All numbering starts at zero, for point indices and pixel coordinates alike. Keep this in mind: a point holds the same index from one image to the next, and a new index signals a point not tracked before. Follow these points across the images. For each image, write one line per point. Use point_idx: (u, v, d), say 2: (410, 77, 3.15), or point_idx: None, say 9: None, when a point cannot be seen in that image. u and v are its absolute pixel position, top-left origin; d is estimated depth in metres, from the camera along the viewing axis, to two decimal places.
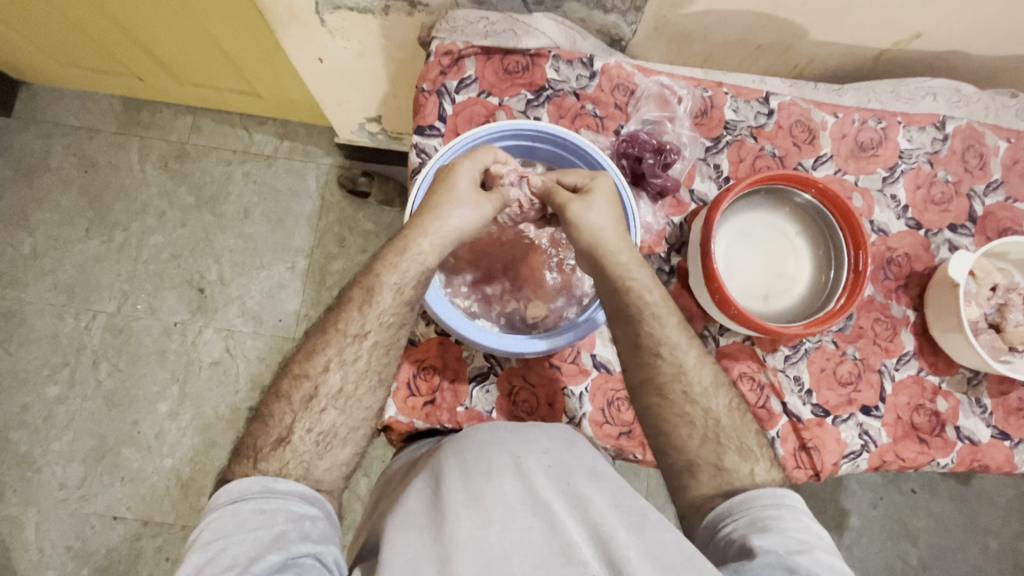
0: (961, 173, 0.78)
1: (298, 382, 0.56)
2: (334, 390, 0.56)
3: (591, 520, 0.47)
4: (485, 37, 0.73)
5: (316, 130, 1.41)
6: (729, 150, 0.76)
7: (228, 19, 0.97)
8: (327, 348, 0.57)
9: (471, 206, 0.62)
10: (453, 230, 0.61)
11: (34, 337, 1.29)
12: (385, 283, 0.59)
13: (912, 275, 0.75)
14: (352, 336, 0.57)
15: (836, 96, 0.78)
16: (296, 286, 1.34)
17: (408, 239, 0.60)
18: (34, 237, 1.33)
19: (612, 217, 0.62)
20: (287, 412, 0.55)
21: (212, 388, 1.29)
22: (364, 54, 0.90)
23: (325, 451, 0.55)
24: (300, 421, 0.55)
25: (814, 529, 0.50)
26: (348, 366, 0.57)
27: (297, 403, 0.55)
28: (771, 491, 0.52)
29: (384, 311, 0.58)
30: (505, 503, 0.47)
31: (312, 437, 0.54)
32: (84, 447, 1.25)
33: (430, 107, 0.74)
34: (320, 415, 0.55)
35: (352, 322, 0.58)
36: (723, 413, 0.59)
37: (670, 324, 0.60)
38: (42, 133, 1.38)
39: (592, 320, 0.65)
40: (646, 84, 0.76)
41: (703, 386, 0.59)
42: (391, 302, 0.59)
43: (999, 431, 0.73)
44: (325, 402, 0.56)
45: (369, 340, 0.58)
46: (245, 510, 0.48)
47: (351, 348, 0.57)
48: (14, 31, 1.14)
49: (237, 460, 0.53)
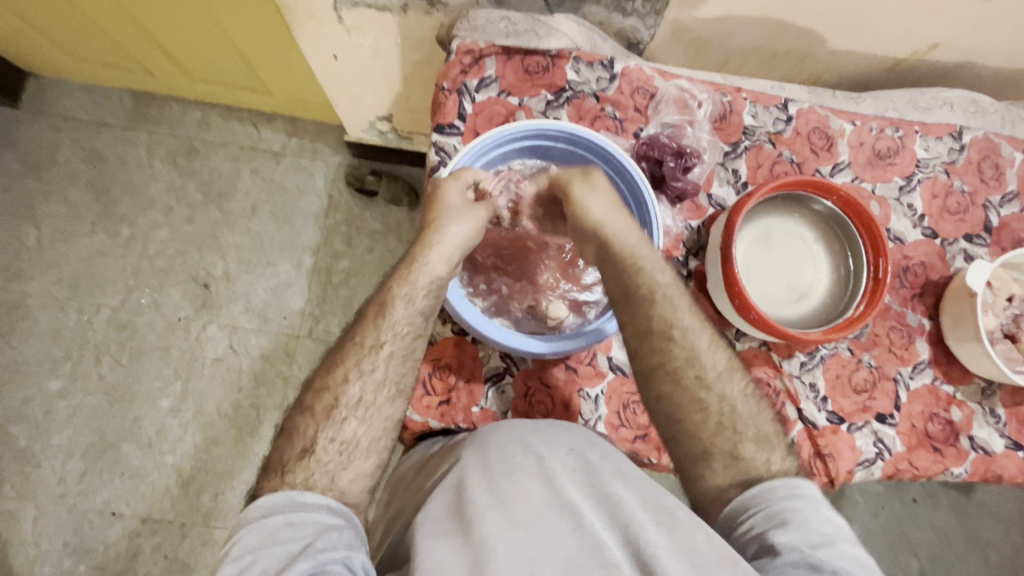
0: (976, 184, 0.78)
1: (320, 395, 0.56)
2: (354, 399, 0.55)
3: (618, 521, 0.47)
4: (506, 37, 0.73)
5: (325, 128, 1.41)
6: (748, 156, 0.76)
7: (242, 14, 0.96)
8: (346, 361, 0.57)
9: (467, 215, 0.64)
10: (456, 240, 0.63)
11: (36, 331, 1.28)
12: (396, 295, 0.59)
13: (927, 284, 0.75)
14: (368, 347, 0.57)
15: (854, 104, 0.79)
16: (301, 284, 1.33)
17: (414, 255, 0.61)
18: (38, 229, 1.32)
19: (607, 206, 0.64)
20: (311, 425, 0.54)
21: (215, 385, 1.28)
22: (380, 53, 0.90)
23: (348, 461, 0.53)
24: (322, 431, 0.54)
25: (834, 518, 0.49)
26: (366, 377, 0.56)
27: (319, 415, 0.55)
28: (787, 483, 0.52)
29: (396, 321, 0.58)
30: (530, 503, 0.47)
31: (336, 446, 0.53)
32: (85, 443, 1.24)
33: (450, 106, 0.74)
34: (342, 425, 0.54)
35: (368, 335, 0.57)
36: (738, 399, 0.57)
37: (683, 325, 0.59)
38: (50, 125, 1.37)
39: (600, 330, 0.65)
40: (666, 88, 0.76)
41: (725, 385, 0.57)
42: (403, 313, 0.58)
43: (1013, 442, 0.73)
44: (346, 413, 0.55)
45: (384, 351, 0.57)
46: (275, 522, 0.48)
47: (368, 358, 0.56)
48: (25, 22, 1.13)
49: (266, 475, 0.52)
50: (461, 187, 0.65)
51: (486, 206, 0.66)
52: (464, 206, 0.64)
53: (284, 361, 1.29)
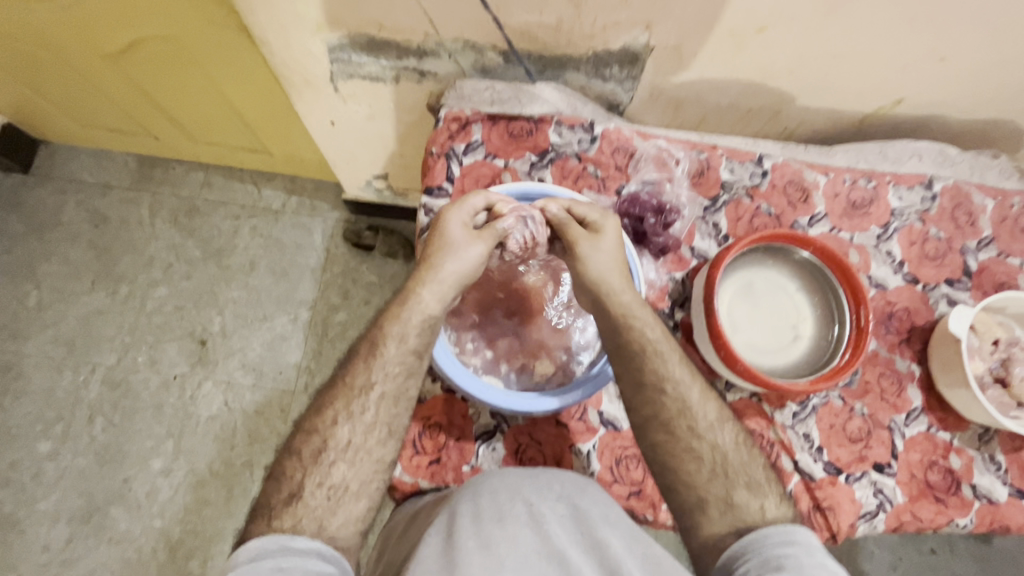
0: (952, 230, 0.80)
1: (308, 438, 0.56)
2: (343, 442, 0.55)
3: (607, 565, 0.47)
4: (491, 104, 0.78)
5: (324, 186, 1.45)
6: (727, 209, 0.79)
7: (244, 80, 1.02)
8: (334, 403, 0.57)
9: (465, 252, 0.63)
10: (455, 276, 0.62)
11: (29, 391, 1.28)
12: (387, 334, 0.59)
13: (913, 329, 0.76)
14: (358, 389, 0.57)
15: (827, 157, 0.82)
16: (298, 338, 1.34)
17: (409, 291, 0.61)
18: (39, 289, 1.35)
19: (619, 258, 0.64)
20: (297, 469, 0.55)
21: (208, 442, 1.26)
22: (374, 117, 0.95)
23: (337, 506, 0.53)
24: (310, 477, 0.54)
25: (831, 566, 0.48)
26: (355, 420, 0.56)
27: (306, 459, 0.55)
28: (783, 529, 0.51)
29: (388, 362, 0.58)
30: (517, 552, 0.46)
31: (324, 492, 0.53)
32: (73, 507, 1.21)
33: (438, 169, 0.77)
34: (330, 470, 0.54)
35: (359, 375, 0.58)
36: (731, 449, 0.57)
37: (674, 362, 0.60)
38: (57, 189, 1.42)
39: (602, 375, 0.66)
40: (645, 147, 0.79)
41: (709, 421, 0.58)
42: (396, 352, 0.59)
43: (1016, 489, 0.71)
44: (334, 456, 0.55)
45: (375, 392, 0.57)
46: (264, 568, 0.47)
47: (357, 401, 0.57)
48: (38, 92, 1.20)
49: (253, 520, 0.52)
50: (461, 219, 0.64)
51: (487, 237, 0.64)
52: (466, 238, 0.63)
53: (279, 416, 1.28)
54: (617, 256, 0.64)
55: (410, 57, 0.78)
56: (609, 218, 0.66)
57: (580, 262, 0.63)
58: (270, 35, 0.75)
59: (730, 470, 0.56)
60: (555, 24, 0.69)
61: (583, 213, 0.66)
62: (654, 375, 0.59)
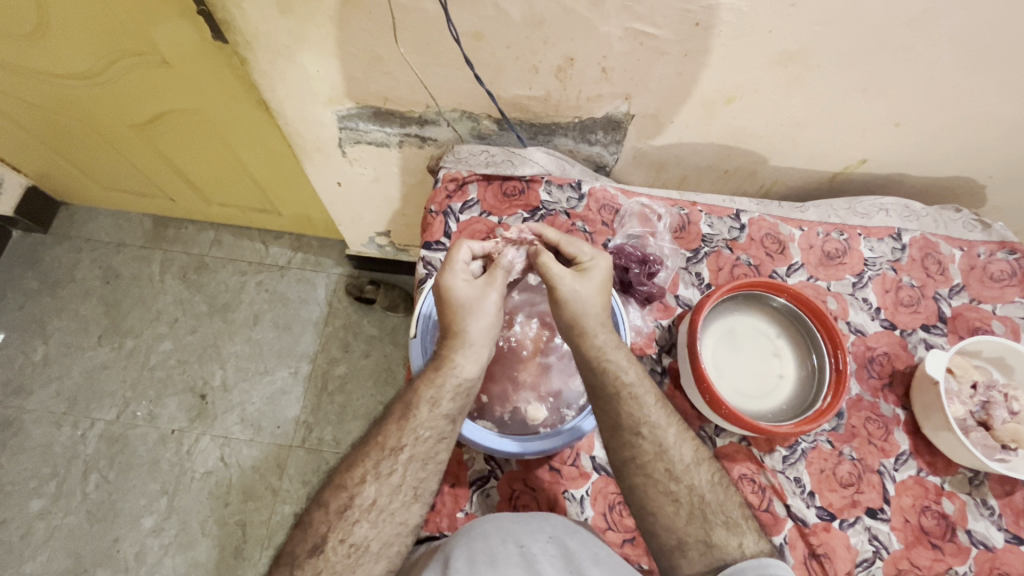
0: (923, 278, 0.84)
1: (337, 492, 0.60)
2: (368, 502, 0.58)
3: None
4: (486, 166, 0.85)
5: (328, 243, 1.52)
6: (708, 260, 0.83)
7: (259, 146, 1.10)
8: (366, 460, 0.60)
9: (483, 307, 0.65)
10: (483, 332, 0.65)
11: (27, 447, 1.28)
12: (421, 397, 0.62)
13: (895, 373, 0.78)
14: (389, 450, 0.60)
15: (800, 213, 0.88)
16: (298, 391, 1.35)
17: (444, 358, 0.64)
18: (47, 344, 1.38)
19: (603, 300, 0.67)
20: (324, 522, 0.58)
21: (202, 499, 1.25)
22: (378, 179, 1.02)
23: (357, 564, 0.56)
24: (334, 531, 0.57)
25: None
26: (383, 481, 0.59)
27: (332, 513, 0.58)
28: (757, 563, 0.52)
29: (419, 425, 0.61)
30: None
31: (344, 548, 0.56)
32: (58, 568, 1.18)
33: (436, 225, 0.83)
34: (354, 527, 0.57)
35: (390, 436, 0.61)
36: (707, 489, 0.59)
37: (651, 403, 0.62)
38: (73, 247, 1.48)
39: (576, 429, 0.68)
40: (628, 204, 0.86)
41: (686, 463, 0.60)
42: (427, 416, 0.61)
43: (1012, 535, 0.71)
44: (358, 515, 0.58)
45: (404, 455, 0.60)
46: None
47: (387, 462, 0.60)
48: (65, 158, 1.29)
49: (277, 568, 0.57)
50: (462, 279, 0.66)
51: (495, 281, 0.67)
52: (473, 292, 0.65)
53: (274, 472, 1.27)
54: (599, 296, 0.66)
55: (413, 125, 0.86)
56: (598, 258, 0.69)
57: (559, 300, 0.66)
58: (286, 107, 0.83)
59: (706, 515, 0.58)
60: (543, 96, 0.77)
61: (574, 252, 0.69)
62: (634, 423, 0.62)
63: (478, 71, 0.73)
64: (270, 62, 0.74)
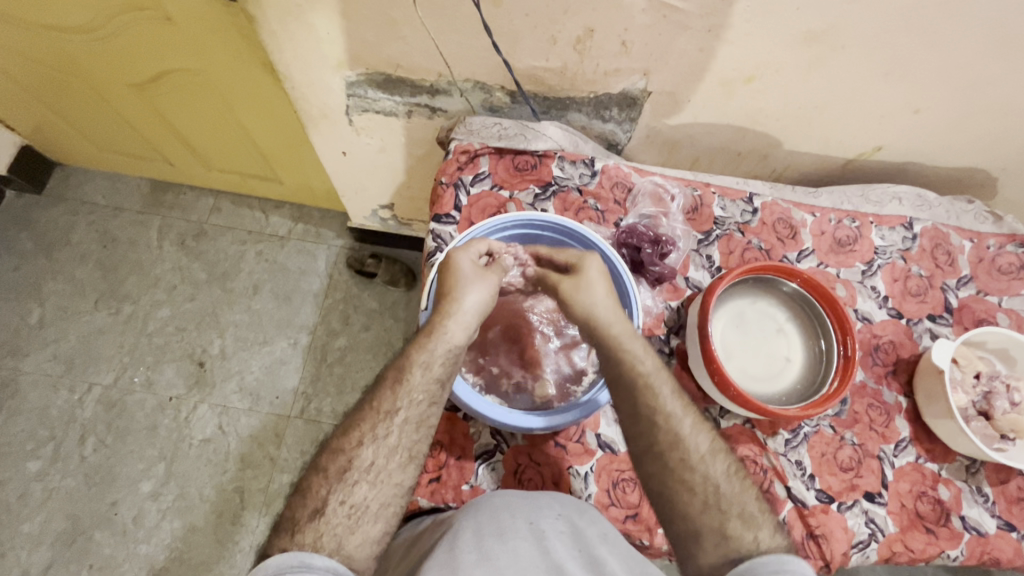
0: (932, 268, 0.84)
1: (334, 457, 0.59)
2: (366, 463, 0.58)
3: None
4: (498, 139, 0.83)
5: (329, 215, 1.50)
6: (720, 243, 0.83)
7: (263, 111, 1.08)
8: (361, 425, 0.59)
9: (480, 282, 0.67)
10: (473, 308, 0.65)
11: (22, 410, 1.27)
12: (414, 361, 0.62)
13: (899, 361, 0.79)
14: (384, 413, 0.59)
15: (812, 198, 0.87)
16: (297, 362, 1.35)
17: (435, 322, 0.64)
18: (43, 307, 1.36)
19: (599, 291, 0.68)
20: (324, 486, 0.57)
21: (201, 466, 1.25)
22: (385, 150, 1.00)
23: (356, 525, 0.55)
24: (334, 493, 0.56)
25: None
26: (380, 442, 0.58)
27: (331, 477, 0.57)
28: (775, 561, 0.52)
29: (413, 389, 0.60)
30: (515, 561, 0.52)
31: (345, 510, 0.55)
32: (56, 529, 1.18)
33: (447, 198, 0.81)
34: (353, 489, 0.56)
35: (385, 400, 0.60)
36: (722, 480, 0.59)
37: (666, 394, 0.62)
38: (68, 209, 1.45)
39: (592, 402, 0.68)
40: (642, 183, 0.84)
41: (701, 453, 0.60)
42: (420, 380, 0.61)
43: (1004, 522, 0.73)
44: (358, 476, 0.57)
45: (399, 417, 0.59)
46: None
47: (382, 424, 0.59)
48: (60, 117, 1.26)
49: (277, 534, 0.55)
50: (470, 257, 0.68)
51: (493, 271, 0.69)
52: (476, 274, 0.67)
53: (272, 441, 1.28)
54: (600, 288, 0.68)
55: (423, 94, 0.84)
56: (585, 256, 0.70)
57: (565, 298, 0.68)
58: (293, 71, 0.81)
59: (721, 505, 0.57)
60: (560, 68, 0.75)
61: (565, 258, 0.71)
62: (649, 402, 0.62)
63: (496, 40, 0.71)
64: (279, 22, 0.71)
